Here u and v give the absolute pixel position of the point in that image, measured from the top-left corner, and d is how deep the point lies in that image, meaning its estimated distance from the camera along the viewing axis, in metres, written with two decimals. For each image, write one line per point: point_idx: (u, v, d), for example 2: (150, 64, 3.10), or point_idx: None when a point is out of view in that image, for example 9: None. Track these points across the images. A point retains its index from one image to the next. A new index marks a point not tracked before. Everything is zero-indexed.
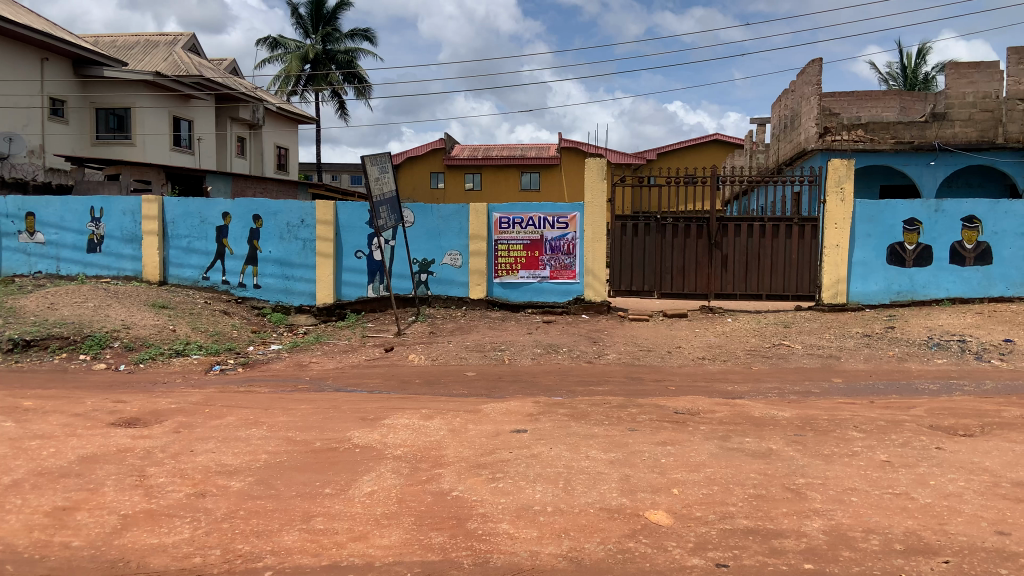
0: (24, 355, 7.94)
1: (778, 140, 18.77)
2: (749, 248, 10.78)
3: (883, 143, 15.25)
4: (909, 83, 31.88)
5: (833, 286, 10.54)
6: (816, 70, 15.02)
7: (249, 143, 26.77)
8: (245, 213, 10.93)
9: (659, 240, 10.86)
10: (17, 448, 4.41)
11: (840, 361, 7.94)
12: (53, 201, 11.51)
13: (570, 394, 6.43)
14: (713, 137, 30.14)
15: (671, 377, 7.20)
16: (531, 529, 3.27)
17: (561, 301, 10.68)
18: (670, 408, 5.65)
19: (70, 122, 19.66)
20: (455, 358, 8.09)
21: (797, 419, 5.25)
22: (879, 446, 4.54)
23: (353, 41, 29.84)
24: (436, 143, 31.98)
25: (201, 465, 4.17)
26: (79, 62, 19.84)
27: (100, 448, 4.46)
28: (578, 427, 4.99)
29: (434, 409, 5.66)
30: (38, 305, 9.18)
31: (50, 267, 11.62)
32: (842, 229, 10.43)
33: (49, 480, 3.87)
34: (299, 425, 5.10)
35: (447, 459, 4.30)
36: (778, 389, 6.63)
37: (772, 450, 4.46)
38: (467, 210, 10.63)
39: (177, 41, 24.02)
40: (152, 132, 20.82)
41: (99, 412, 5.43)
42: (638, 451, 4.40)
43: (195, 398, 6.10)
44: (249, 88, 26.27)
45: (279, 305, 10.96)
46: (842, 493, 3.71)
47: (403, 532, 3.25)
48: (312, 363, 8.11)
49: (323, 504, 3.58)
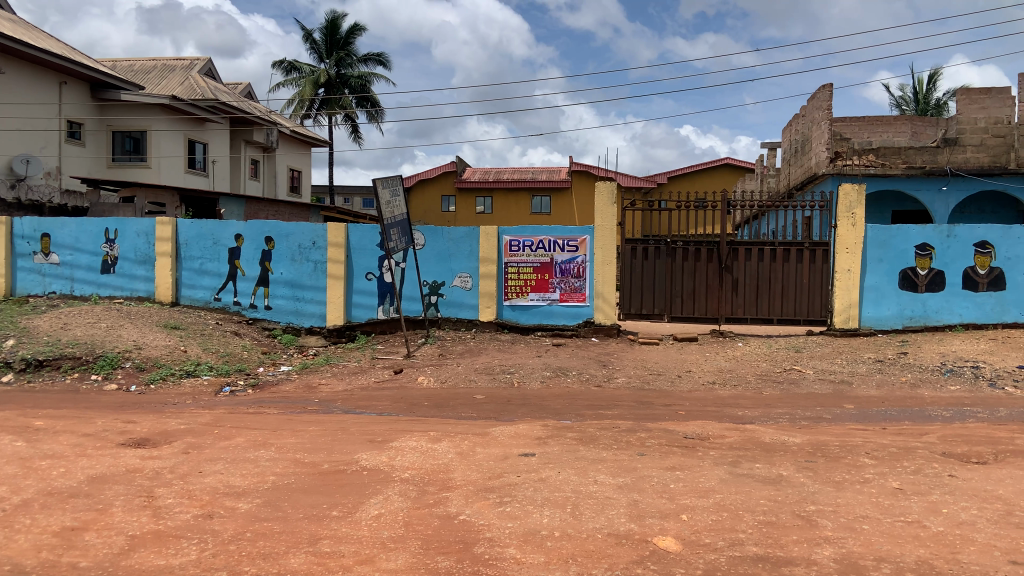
0: (36, 374, 8.03)
1: (789, 165, 18.73)
2: (759, 272, 10.77)
3: (894, 167, 15.29)
4: (920, 108, 32.07)
5: (845, 311, 10.49)
6: (826, 95, 15.09)
7: (263, 165, 27.06)
8: (257, 234, 11.01)
9: (669, 263, 10.86)
10: (27, 467, 4.44)
11: (852, 387, 7.87)
12: (68, 223, 11.66)
13: (579, 417, 6.40)
14: (724, 161, 30.39)
15: (681, 402, 7.14)
16: (538, 554, 3.26)
17: (571, 324, 10.66)
18: (679, 433, 5.61)
19: (87, 145, 19.90)
20: (464, 381, 8.09)
21: (808, 445, 5.21)
22: (890, 473, 4.50)
23: (366, 65, 30.23)
24: (447, 166, 32.28)
25: (210, 486, 4.18)
26: (97, 85, 20.17)
27: (110, 468, 4.47)
28: (587, 452, 4.97)
29: (443, 431, 5.65)
30: (52, 325, 9.26)
31: (63, 287, 11.73)
32: (853, 254, 10.41)
33: (58, 500, 3.89)
34: (308, 447, 5.11)
35: (454, 482, 4.30)
36: (789, 414, 6.58)
37: (782, 475, 4.43)
38: (477, 233, 10.70)
39: (194, 66, 24.45)
40: (168, 155, 21.08)
41: (109, 432, 5.45)
42: (646, 476, 4.37)
43: (204, 419, 6.11)
44: (263, 111, 26.62)
45: (289, 326, 11.00)
46: (853, 521, 3.66)
47: (409, 557, 3.23)
48: (322, 384, 8.12)
49: (329, 527, 3.58)
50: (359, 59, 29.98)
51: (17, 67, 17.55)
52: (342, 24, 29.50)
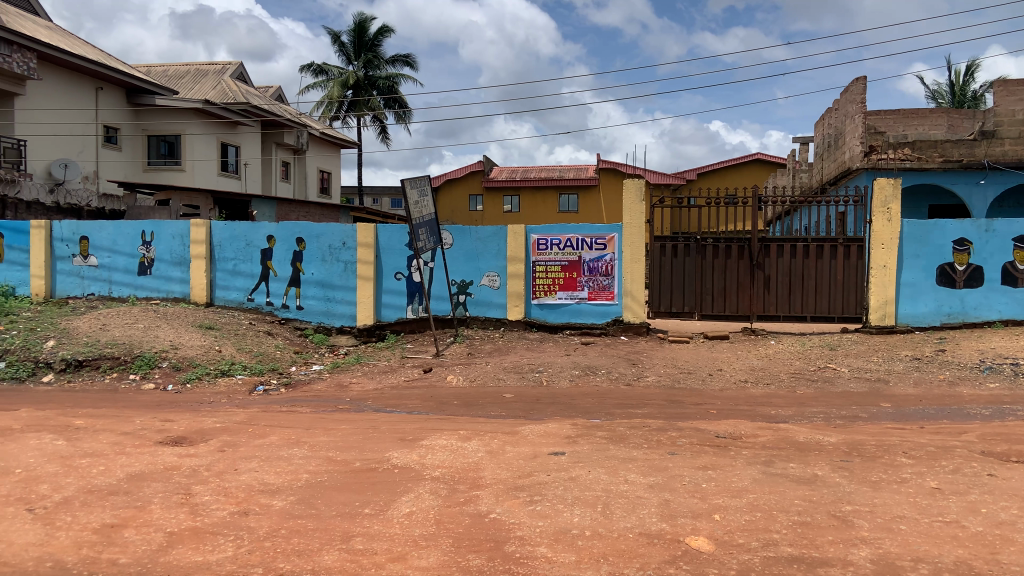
0: (76, 375, 8.23)
1: (822, 159, 18.47)
2: (792, 269, 10.63)
3: (930, 161, 14.99)
4: (957, 101, 31.41)
5: (881, 308, 10.31)
6: (860, 88, 14.82)
7: (294, 167, 27.37)
8: (288, 236, 11.14)
9: (699, 260, 10.76)
10: (69, 465, 4.55)
11: (888, 385, 7.74)
12: (106, 225, 11.90)
13: (609, 416, 6.38)
14: (755, 157, 30.05)
15: (712, 401, 7.09)
16: (569, 553, 3.25)
17: (599, 323, 10.63)
18: (711, 432, 5.57)
19: (123, 149, 20.32)
20: (493, 380, 8.11)
21: (843, 445, 5.13)
22: (928, 472, 4.41)
23: (394, 66, 30.41)
24: (475, 166, 32.38)
25: (244, 483, 4.24)
26: (133, 91, 20.61)
27: (148, 466, 4.56)
28: (617, 450, 4.95)
29: (472, 430, 5.67)
30: (91, 326, 9.47)
31: (102, 289, 11.99)
32: (889, 249, 10.23)
33: (98, 498, 3.97)
34: (341, 445, 5.17)
35: (484, 481, 4.31)
36: (824, 413, 6.49)
37: (817, 475, 4.36)
38: (506, 232, 10.71)
39: (225, 70, 24.82)
40: (201, 158, 21.42)
41: (147, 431, 5.56)
42: (678, 475, 4.35)
43: (239, 418, 6.20)
44: (293, 114, 26.92)
45: (320, 326, 11.13)
46: (890, 521, 3.60)
47: (441, 554, 3.25)
48: (352, 383, 8.19)
49: (362, 524, 3.61)
50: (386, 60, 30.17)
51: (55, 74, 18.01)
52: (369, 26, 29.74)
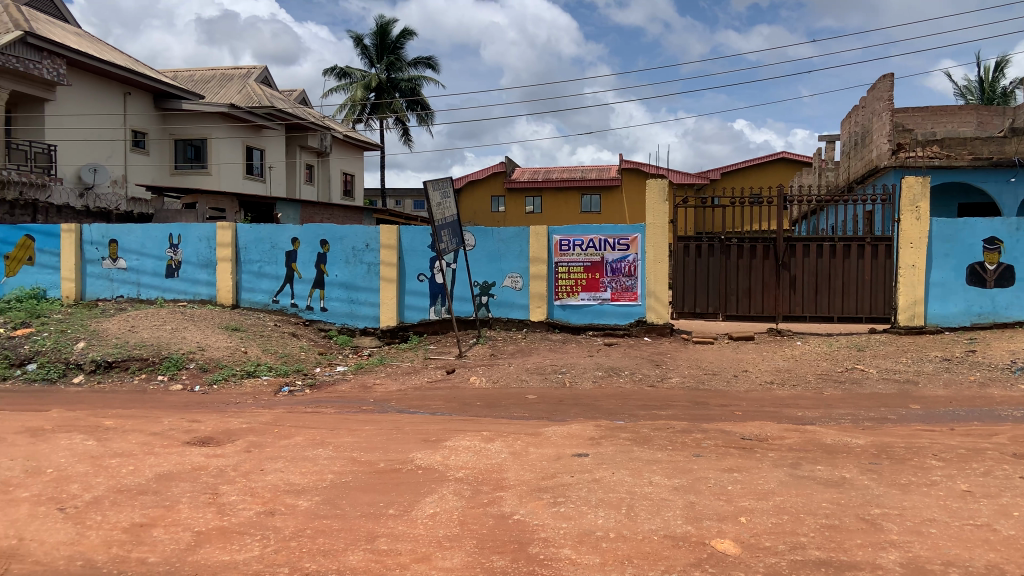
0: (106, 376, 8.37)
1: (849, 157, 18.24)
2: (818, 269, 10.50)
3: (959, 159, 14.75)
4: (986, 97, 30.88)
5: (909, 308, 10.16)
6: (888, 85, 14.61)
7: (317, 170, 27.60)
8: (312, 238, 11.24)
9: (723, 261, 10.67)
10: (99, 465, 4.63)
11: (918, 386, 7.61)
12: (135, 228, 12.09)
13: (633, 418, 6.35)
14: (779, 156, 29.75)
15: (738, 402, 7.02)
16: (593, 555, 3.24)
17: (623, 323, 10.58)
18: (736, 434, 5.52)
19: (150, 153, 20.62)
20: (516, 381, 8.11)
21: (872, 447, 5.05)
22: (958, 475, 4.33)
23: (416, 69, 30.54)
24: (497, 167, 32.42)
25: (270, 484, 4.28)
26: (160, 96, 20.92)
27: (176, 466, 4.62)
28: (641, 452, 4.92)
29: (495, 431, 5.67)
30: (120, 328, 9.62)
31: (130, 291, 12.17)
32: (918, 249, 10.07)
33: (127, 497, 4.03)
34: (365, 446, 5.19)
35: (508, 482, 4.31)
36: (851, 415, 6.40)
37: (845, 478, 4.30)
38: (528, 233, 10.70)
39: (250, 74, 25.11)
40: (227, 162, 21.67)
41: (175, 431, 5.63)
42: (703, 477, 4.31)
43: (265, 418, 6.26)
44: (317, 117, 27.14)
45: (344, 327, 11.20)
46: (919, 524, 3.54)
47: (465, 555, 3.26)
48: (376, 385, 8.24)
49: (386, 525, 3.63)
50: (409, 63, 30.31)
51: (84, 80, 18.34)
52: (392, 29, 29.89)
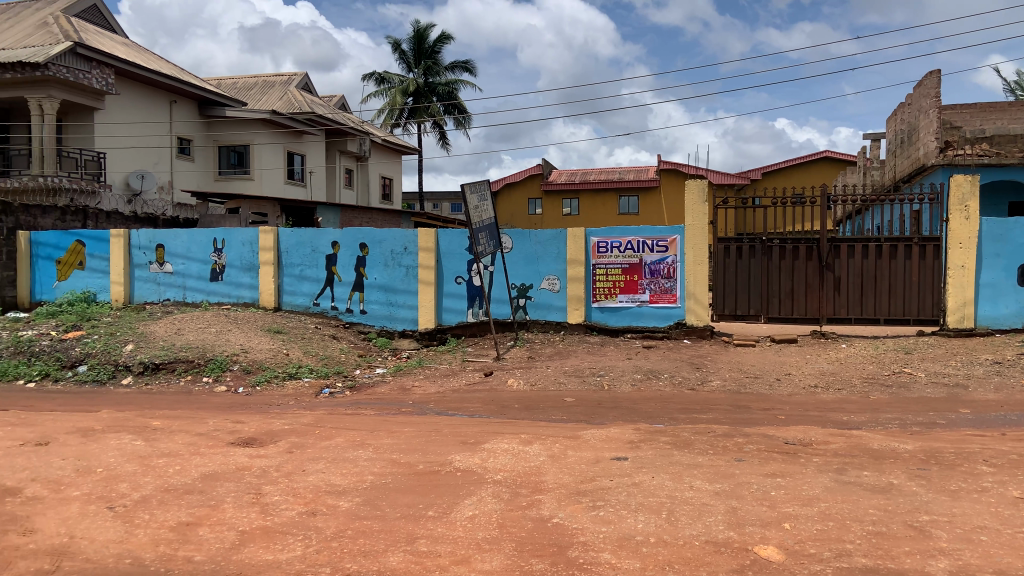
0: (154, 377, 8.59)
1: (894, 155, 17.82)
2: (863, 270, 10.26)
3: (1010, 156, 14.31)
4: None
5: (958, 310, 9.87)
6: (934, 82, 14.25)
7: (356, 174, 27.93)
8: (352, 241, 11.37)
9: (765, 262, 10.50)
10: (147, 465, 4.74)
11: (968, 390, 7.39)
12: (181, 233, 12.38)
13: (672, 421, 6.28)
14: (822, 155, 29.19)
15: (780, 406, 6.90)
16: (633, 560, 3.21)
17: (661, 326, 10.47)
18: (779, 438, 5.42)
19: (195, 160, 21.10)
20: (554, 384, 8.08)
21: (921, 452, 4.91)
22: (1011, 481, 4.19)
23: (453, 73, 30.72)
24: (534, 169, 32.43)
25: (312, 484, 4.33)
26: (205, 103, 21.40)
27: (220, 466, 4.71)
28: (681, 456, 4.86)
29: (533, 434, 5.65)
30: (167, 330, 9.85)
31: (177, 295, 12.47)
32: (967, 249, 9.79)
33: (174, 496, 4.12)
34: (404, 448, 5.22)
35: (546, 485, 4.30)
36: (899, 420, 6.24)
37: (891, 484, 4.19)
38: (566, 235, 10.67)
39: (291, 81, 25.54)
40: (269, 167, 22.06)
41: (219, 431, 5.75)
42: (745, 482, 4.24)
43: (306, 419, 6.35)
44: (356, 122, 27.47)
45: (383, 330, 11.30)
46: (970, 532, 3.43)
47: (504, 558, 3.26)
48: (415, 387, 8.29)
49: (426, 527, 3.64)
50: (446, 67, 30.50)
51: (132, 89, 18.85)
52: (429, 34, 30.13)
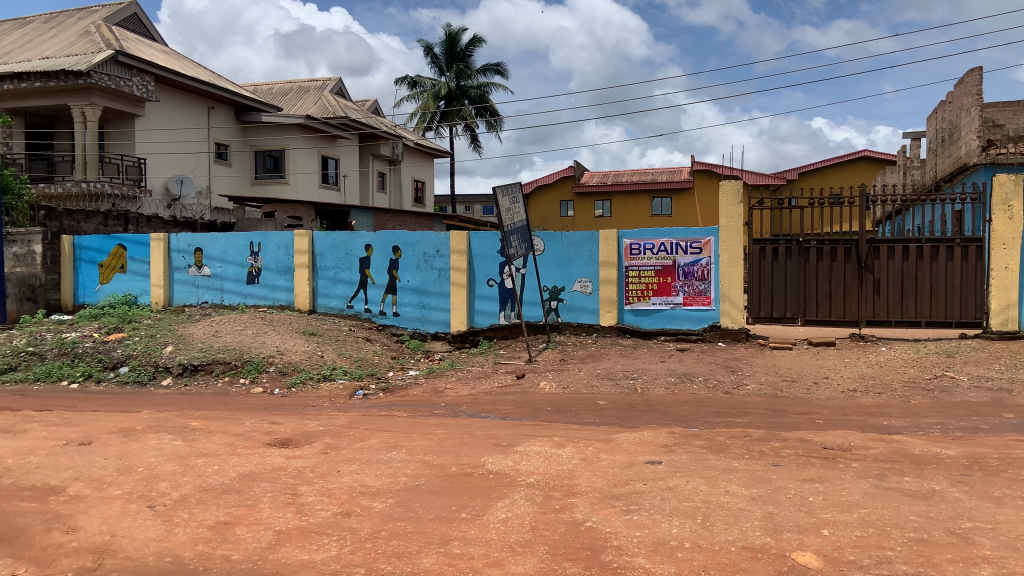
0: (192, 379, 8.75)
1: (935, 154, 17.42)
2: (904, 272, 10.04)
3: None
4: None
5: (1003, 312, 9.61)
6: (977, 78, 13.91)
7: (389, 178, 28.15)
8: (385, 244, 11.46)
9: (802, 264, 10.34)
10: (186, 464, 4.83)
11: (1013, 395, 7.18)
12: (218, 237, 12.59)
13: (707, 425, 6.21)
14: (859, 155, 28.66)
15: (818, 410, 6.77)
16: (668, 565, 3.18)
17: (695, 329, 10.36)
18: (817, 443, 5.32)
19: (232, 165, 21.46)
20: (586, 386, 8.04)
21: (964, 458, 4.78)
22: None
23: (485, 75, 30.80)
24: (566, 171, 32.36)
25: (346, 485, 4.37)
26: (241, 109, 21.77)
27: (257, 467, 4.77)
28: (716, 461, 4.80)
29: (566, 437, 5.63)
30: (205, 333, 10.02)
31: (214, 298, 12.68)
32: (1011, 250, 9.54)
33: (212, 496, 4.19)
34: (437, 450, 5.24)
35: (579, 489, 4.27)
36: (941, 425, 6.08)
37: (934, 490, 4.08)
38: (598, 237, 10.63)
39: (325, 86, 25.85)
40: (303, 171, 22.34)
41: (256, 432, 5.83)
42: (782, 488, 4.17)
43: (341, 420, 6.41)
44: (389, 126, 27.70)
45: (416, 332, 11.37)
46: (1016, 540, 3.33)
47: (538, 561, 3.25)
48: (447, 389, 8.32)
49: (459, 529, 3.65)
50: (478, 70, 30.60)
51: (172, 95, 19.27)
52: (460, 38, 30.26)
